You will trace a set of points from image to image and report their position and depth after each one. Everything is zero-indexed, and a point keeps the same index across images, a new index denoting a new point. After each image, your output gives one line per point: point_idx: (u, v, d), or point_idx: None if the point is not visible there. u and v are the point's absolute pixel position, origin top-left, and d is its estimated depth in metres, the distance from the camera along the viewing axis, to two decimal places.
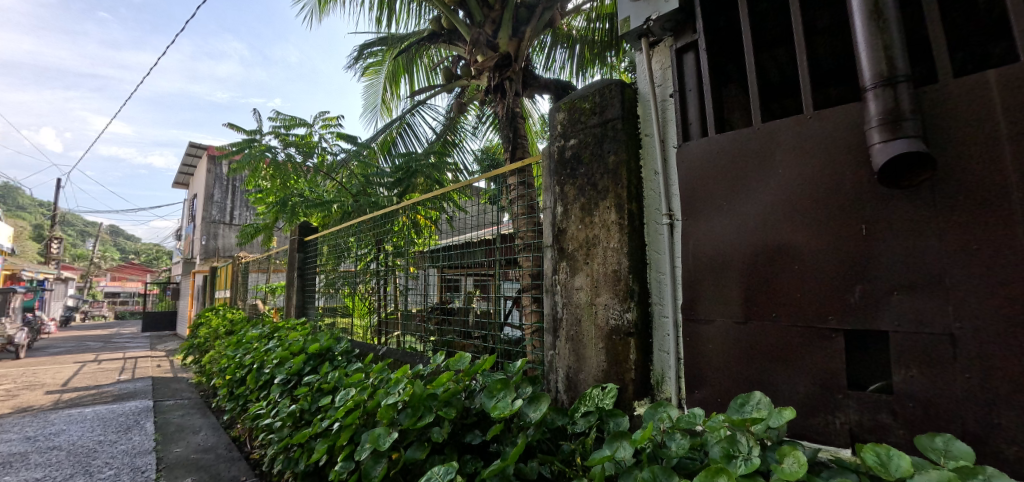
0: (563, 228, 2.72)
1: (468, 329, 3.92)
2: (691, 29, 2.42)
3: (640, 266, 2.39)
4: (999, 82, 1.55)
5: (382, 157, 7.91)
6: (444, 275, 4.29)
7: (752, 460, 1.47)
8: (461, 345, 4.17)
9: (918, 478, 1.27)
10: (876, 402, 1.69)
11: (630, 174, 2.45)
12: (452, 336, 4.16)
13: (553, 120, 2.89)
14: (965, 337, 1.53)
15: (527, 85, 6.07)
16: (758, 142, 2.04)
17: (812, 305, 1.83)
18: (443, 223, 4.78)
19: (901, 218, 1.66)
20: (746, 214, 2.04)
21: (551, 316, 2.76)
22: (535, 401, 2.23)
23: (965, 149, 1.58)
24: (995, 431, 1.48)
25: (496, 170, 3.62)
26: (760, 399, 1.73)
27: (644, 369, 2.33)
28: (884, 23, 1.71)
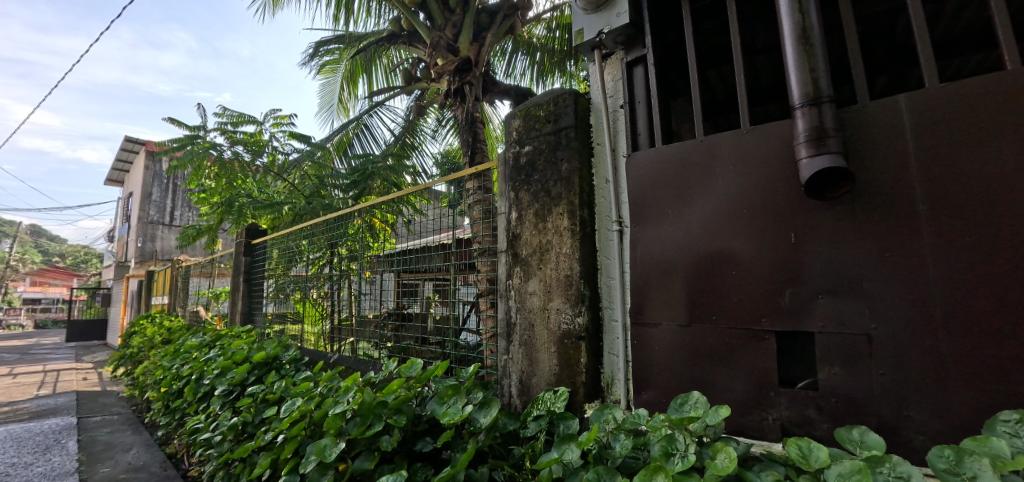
0: (517, 234, 2.74)
1: (425, 335, 3.85)
2: (641, 44, 2.52)
3: (591, 272, 2.45)
4: (908, 105, 1.71)
5: (337, 158, 7.67)
6: (401, 280, 4.31)
7: (688, 457, 1.53)
8: (418, 352, 4.07)
9: (834, 468, 1.36)
10: (804, 398, 1.81)
11: (583, 182, 2.52)
12: (407, 343, 4.04)
13: (509, 126, 2.92)
14: (880, 336, 1.68)
15: (487, 89, 6.08)
16: (701, 153, 2.15)
17: (748, 308, 1.94)
18: (401, 226, 4.71)
19: (825, 228, 1.80)
20: (690, 221, 2.14)
21: (506, 320, 2.78)
22: (486, 407, 2.23)
23: (878, 165, 1.74)
24: (905, 423, 1.62)
25: (454, 174, 3.60)
26: (698, 398, 1.81)
27: (595, 371, 2.38)
28: (812, 47, 1.86)
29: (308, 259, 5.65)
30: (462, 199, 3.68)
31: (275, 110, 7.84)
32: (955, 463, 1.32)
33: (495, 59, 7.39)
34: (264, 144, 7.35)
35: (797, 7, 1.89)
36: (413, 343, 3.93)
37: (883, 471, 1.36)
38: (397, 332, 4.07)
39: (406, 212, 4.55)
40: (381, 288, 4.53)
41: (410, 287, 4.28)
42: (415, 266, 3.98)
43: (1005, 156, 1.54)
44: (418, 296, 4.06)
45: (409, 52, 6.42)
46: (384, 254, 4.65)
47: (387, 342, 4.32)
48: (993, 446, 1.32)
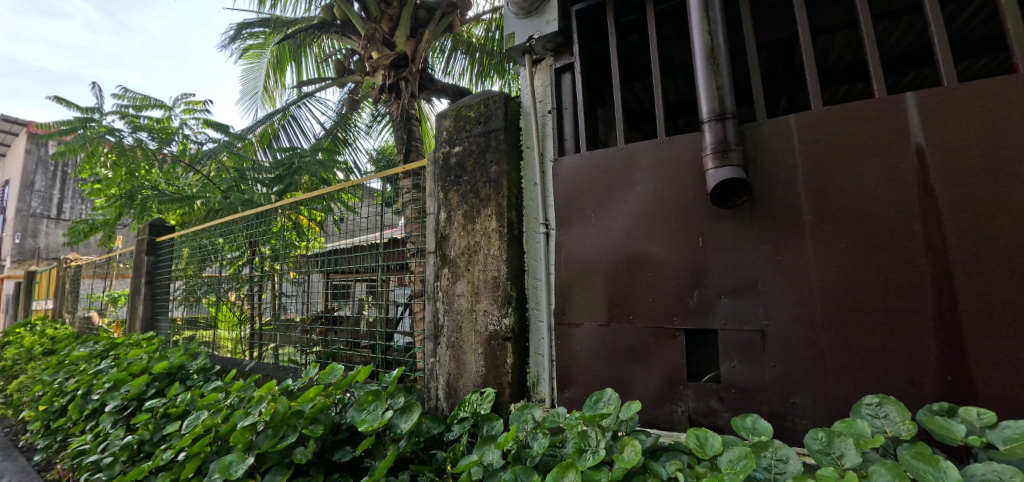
0: (445, 235, 2.71)
1: (356, 339, 3.71)
2: (568, 52, 2.60)
3: (518, 273, 2.48)
4: (797, 125, 1.91)
5: (260, 150, 7.12)
6: (331, 281, 4.10)
7: (599, 453, 1.59)
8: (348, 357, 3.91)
9: (726, 455, 1.48)
10: (708, 391, 1.95)
11: (511, 184, 2.54)
12: (337, 347, 3.88)
13: (440, 126, 2.89)
14: (772, 332, 1.85)
15: (424, 87, 5.97)
16: (621, 160, 2.25)
17: (661, 307, 2.07)
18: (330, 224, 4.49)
19: (728, 233, 1.96)
20: (611, 225, 2.23)
21: (433, 323, 2.74)
22: (407, 411, 2.17)
23: (772, 177, 1.93)
24: (792, 409, 1.80)
25: (387, 171, 3.48)
26: (611, 395, 1.89)
27: (521, 371, 2.40)
28: (718, 67, 2.02)
29: (225, 259, 5.19)
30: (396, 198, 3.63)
31: (188, 94, 7.15)
32: (826, 444, 1.47)
33: (433, 56, 7.25)
34: (174, 132, 6.64)
35: (706, 30, 2.05)
36: (342, 347, 3.74)
37: (766, 455, 1.49)
38: (323, 337, 3.84)
39: (335, 209, 4.33)
40: (307, 290, 4.25)
41: (340, 288, 4.08)
42: (344, 268, 3.81)
43: (873, 174, 1.77)
44: (350, 298, 3.88)
45: (341, 43, 6.12)
46: (312, 254, 4.38)
47: (312, 348, 4.07)
48: (857, 427, 1.48)
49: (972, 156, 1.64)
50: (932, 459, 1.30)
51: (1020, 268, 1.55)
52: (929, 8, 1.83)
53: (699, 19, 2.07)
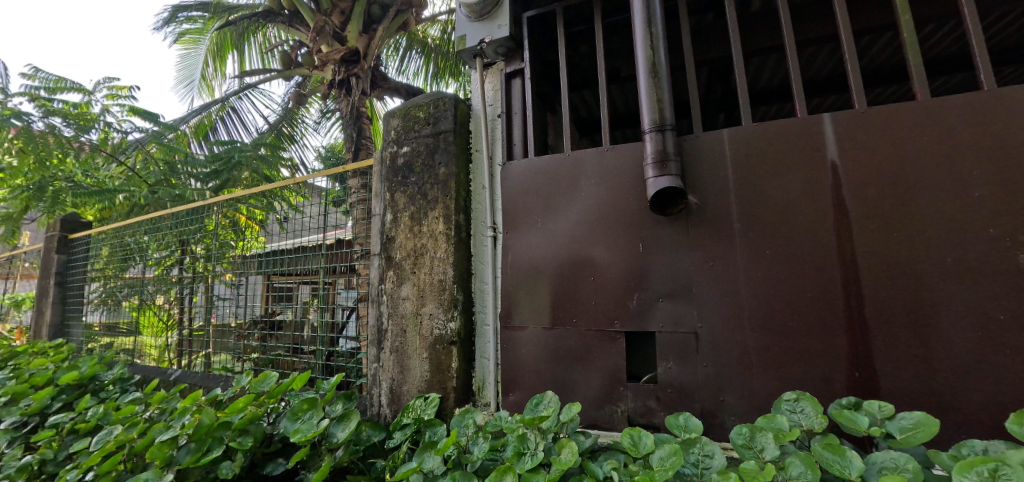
0: (390, 237, 2.65)
1: (298, 344, 3.53)
2: (519, 58, 2.63)
3: (464, 276, 2.46)
4: (730, 139, 2.03)
5: (194, 142, 6.56)
6: (272, 283, 3.93)
7: (537, 455, 1.61)
8: (288, 364, 3.73)
9: (657, 452, 1.52)
10: (646, 391, 2.03)
11: (459, 186, 2.53)
12: (277, 353, 3.68)
13: (387, 125, 2.82)
14: (705, 334, 1.95)
15: (376, 85, 5.80)
16: (567, 167, 2.29)
17: (602, 311, 2.12)
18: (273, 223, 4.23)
19: (666, 240, 2.05)
20: (556, 230, 2.27)
21: (376, 327, 2.66)
22: (345, 419, 2.09)
23: (707, 187, 2.03)
24: (721, 407, 1.90)
25: (335, 168, 3.34)
26: (551, 397, 1.91)
27: (466, 376, 2.39)
28: (660, 80, 2.11)
29: (152, 259, 4.79)
30: (347, 198, 3.57)
31: (111, 78, 6.54)
32: (749, 439, 1.55)
33: (387, 54, 7.07)
34: (93, 119, 6.07)
35: (648, 45, 2.14)
36: (283, 354, 3.54)
37: (694, 452, 1.54)
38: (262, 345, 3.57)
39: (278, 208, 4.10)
40: (246, 294, 4.16)
41: (282, 292, 3.96)
42: (286, 269, 3.62)
43: (794, 187, 1.91)
44: (293, 302, 3.77)
45: (288, 34, 5.83)
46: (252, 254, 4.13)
47: (249, 355, 3.88)
48: (777, 422, 1.58)
49: (878, 174, 1.81)
50: (840, 449, 1.41)
51: (915, 275, 1.73)
52: (843, 38, 2.00)
53: (642, 34, 2.16)
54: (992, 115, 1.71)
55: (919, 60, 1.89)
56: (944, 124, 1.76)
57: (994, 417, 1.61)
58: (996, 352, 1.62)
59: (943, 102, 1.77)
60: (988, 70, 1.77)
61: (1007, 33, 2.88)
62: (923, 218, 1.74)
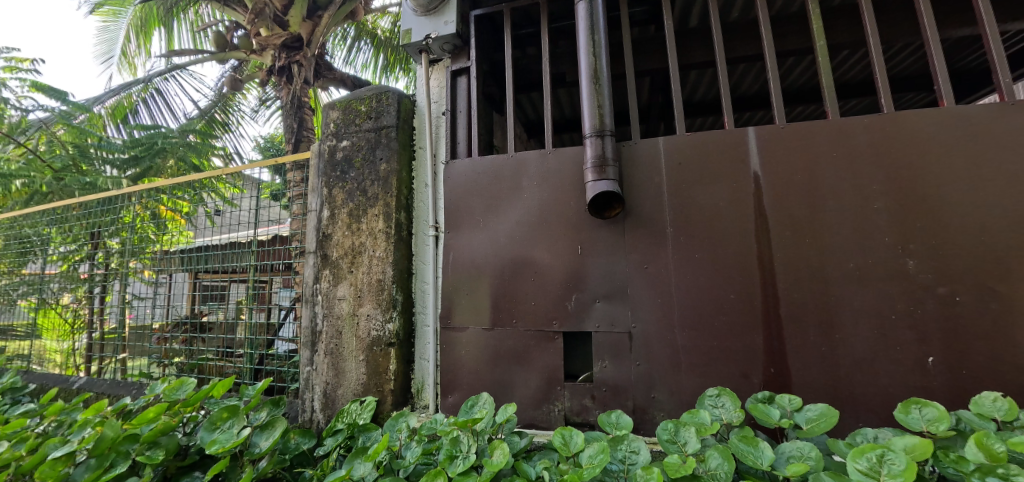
0: (327, 234, 2.53)
1: (225, 348, 3.32)
2: (465, 56, 2.61)
3: (404, 276, 2.42)
4: (665, 147, 2.12)
5: (110, 126, 5.81)
6: (199, 282, 3.65)
7: (469, 458, 1.60)
8: (217, 368, 3.50)
9: (587, 451, 1.55)
10: (582, 390, 2.08)
11: (401, 184, 2.47)
12: (205, 357, 3.43)
13: (326, 117, 2.70)
14: (638, 334, 2.03)
15: (320, 74, 5.53)
16: (510, 168, 2.30)
17: (541, 311, 2.15)
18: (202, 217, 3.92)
19: (603, 242, 2.11)
20: (499, 230, 2.27)
21: (309, 329, 2.52)
22: (269, 428, 1.98)
23: (643, 192, 2.11)
24: (652, 403, 1.99)
25: (272, 160, 3.16)
26: (486, 399, 1.90)
27: (404, 378, 2.35)
28: (601, 87, 2.16)
29: (56, 253, 4.29)
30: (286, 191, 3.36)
31: (9, 48, 5.79)
32: (673, 434, 1.59)
33: (333, 43, 6.74)
34: None
35: (591, 52, 2.18)
36: (212, 358, 3.33)
37: (621, 448, 1.58)
38: (187, 348, 3.35)
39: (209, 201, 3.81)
40: (169, 293, 3.83)
41: (211, 291, 3.68)
42: (217, 266, 3.38)
43: (721, 195, 2.03)
44: (225, 302, 3.55)
45: (223, 14, 5.40)
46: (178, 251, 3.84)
47: (171, 359, 3.58)
48: (699, 417, 1.65)
49: (794, 186, 1.97)
50: (754, 440, 1.50)
51: (824, 279, 1.89)
52: (767, 58, 2.14)
53: (585, 40, 2.20)
54: (889, 135, 1.91)
55: (831, 82, 2.06)
56: (850, 142, 1.94)
57: (886, 407, 1.79)
58: (889, 348, 1.81)
59: (850, 122, 1.95)
60: (887, 95, 1.96)
61: (905, 62, 3.21)
62: (831, 227, 1.91)
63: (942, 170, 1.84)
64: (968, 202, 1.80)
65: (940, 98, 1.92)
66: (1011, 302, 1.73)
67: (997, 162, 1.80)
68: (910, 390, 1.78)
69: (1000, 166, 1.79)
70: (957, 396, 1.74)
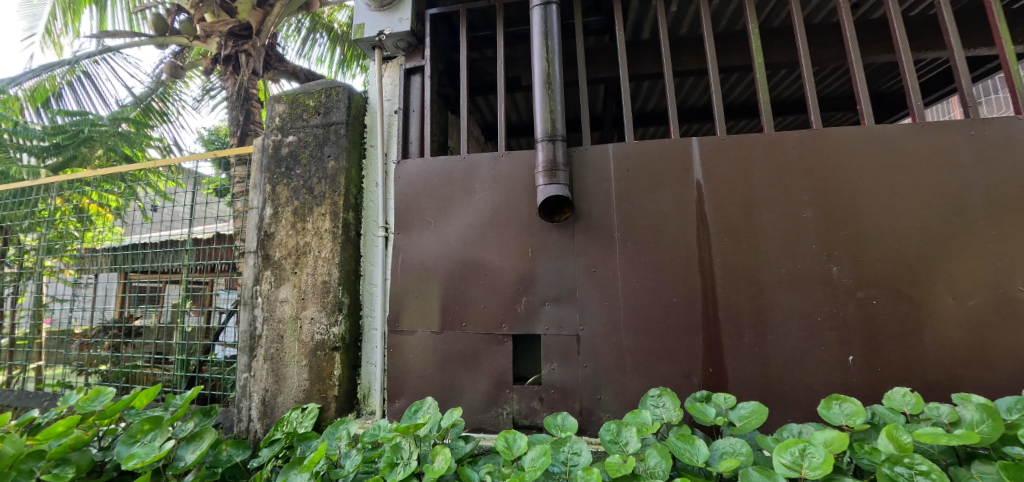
0: (269, 233, 2.40)
1: (158, 355, 3.08)
2: (420, 54, 2.57)
3: (351, 278, 2.35)
4: (614, 153, 2.18)
5: (28, 109, 4.62)
6: (130, 283, 3.37)
7: (410, 465, 1.56)
8: (148, 377, 3.25)
9: (529, 454, 1.55)
10: (531, 392, 2.09)
11: (350, 183, 2.40)
12: (134, 365, 3.18)
13: (271, 110, 2.57)
14: (585, 336, 2.07)
15: (270, 65, 5.26)
16: (462, 169, 2.28)
17: (491, 314, 2.14)
18: (135, 212, 3.64)
19: (553, 246, 2.14)
20: (450, 232, 2.24)
21: (247, 333, 2.38)
22: (196, 440, 1.87)
23: (593, 196, 2.16)
24: (598, 404, 2.03)
25: (215, 154, 2.97)
26: (431, 403, 1.86)
27: (350, 383, 2.29)
28: (553, 92, 2.19)
29: None
30: (230, 187, 3.36)
31: None
32: (616, 434, 1.63)
33: (284, 34, 6.35)
34: None
35: (544, 57, 2.21)
36: (142, 365, 3.09)
37: (564, 450, 1.59)
38: (112, 354, 3.08)
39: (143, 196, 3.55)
40: (94, 295, 3.52)
41: (143, 293, 3.41)
42: (150, 266, 3.13)
43: (666, 201, 2.11)
44: (158, 305, 3.30)
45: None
46: (105, 248, 3.53)
47: (95, 367, 3.28)
48: (641, 417, 1.70)
49: (732, 194, 2.07)
50: (690, 438, 1.56)
51: (758, 283, 2.00)
52: (711, 71, 2.24)
53: (539, 46, 2.23)
54: (817, 149, 2.05)
55: (767, 98, 2.19)
56: (783, 155, 2.07)
57: (811, 403, 1.92)
58: (815, 348, 1.94)
59: (783, 136, 2.08)
60: (816, 112, 2.10)
61: (834, 82, 3.47)
62: (765, 235, 2.02)
63: (861, 183, 2.00)
64: (883, 213, 1.96)
65: (862, 117, 2.08)
66: (918, 304, 1.90)
67: (908, 177, 1.97)
68: (833, 387, 1.92)
69: (910, 180, 1.97)
70: (872, 392, 1.88)
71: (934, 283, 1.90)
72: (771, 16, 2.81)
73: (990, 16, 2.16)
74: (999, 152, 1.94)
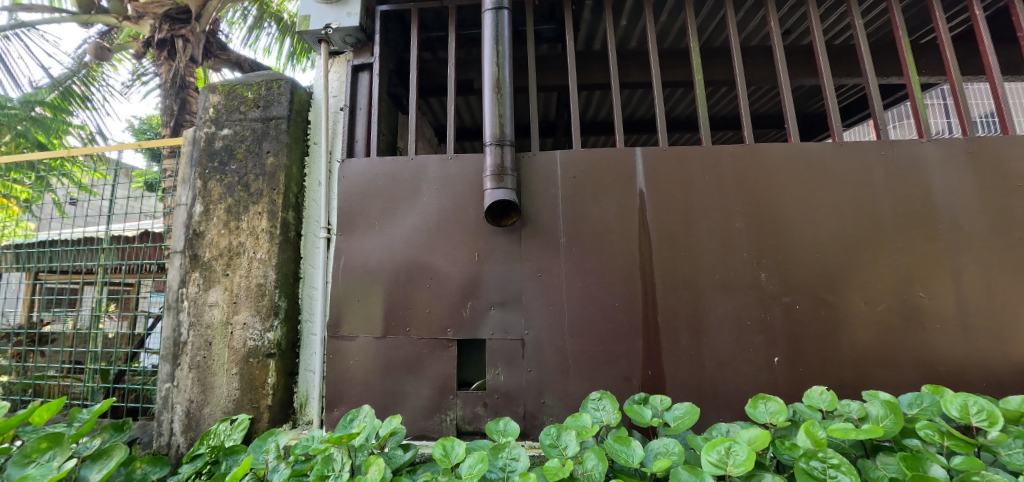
0: (198, 232, 2.25)
1: (74, 363, 2.81)
2: (369, 51, 2.50)
3: (289, 281, 2.24)
4: (562, 160, 2.22)
5: None
6: (42, 284, 3.05)
7: (342, 477, 1.50)
8: (60, 387, 2.94)
9: (467, 461, 1.53)
10: (475, 397, 2.08)
11: (290, 181, 2.29)
12: (44, 374, 2.87)
13: (205, 100, 2.41)
14: (530, 340, 2.08)
15: (210, 52, 4.94)
16: (410, 171, 2.24)
17: (436, 319, 2.11)
18: (49, 206, 3.30)
19: (500, 250, 2.14)
20: (395, 235, 2.19)
21: (171, 339, 2.21)
22: (103, 458, 1.71)
23: (540, 202, 2.18)
24: (542, 408, 2.05)
25: (145, 144, 2.76)
26: (368, 412, 1.80)
27: (286, 392, 2.18)
28: (503, 97, 2.20)
29: None
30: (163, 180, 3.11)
31: None
32: (555, 438, 1.64)
33: (228, 20, 5.99)
34: None
35: (495, 62, 2.21)
36: (53, 375, 2.80)
37: (503, 456, 1.58)
38: (17, 364, 2.76)
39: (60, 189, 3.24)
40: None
41: (58, 296, 3.09)
42: (66, 265, 2.85)
43: (610, 209, 2.17)
44: (75, 309, 3.00)
45: None
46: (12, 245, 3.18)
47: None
48: (581, 420, 1.73)
49: (672, 203, 2.16)
50: (626, 440, 1.60)
51: (695, 289, 2.10)
52: (655, 84, 2.33)
53: (490, 50, 2.23)
54: (749, 164, 2.18)
55: (705, 113, 2.31)
56: (719, 167, 2.19)
57: (740, 403, 2.03)
58: (744, 350, 2.06)
59: (718, 150, 2.20)
60: (749, 128, 2.23)
61: (768, 101, 3.72)
62: (701, 243, 2.12)
63: (787, 196, 2.15)
64: (806, 225, 2.12)
65: (789, 134, 2.23)
66: (835, 310, 2.06)
67: (827, 192, 2.14)
68: (760, 387, 2.04)
69: (829, 195, 2.14)
70: (794, 391, 2.02)
71: (848, 289, 2.07)
72: (712, 37, 2.97)
73: (900, 50, 2.38)
74: (906, 171, 2.14)
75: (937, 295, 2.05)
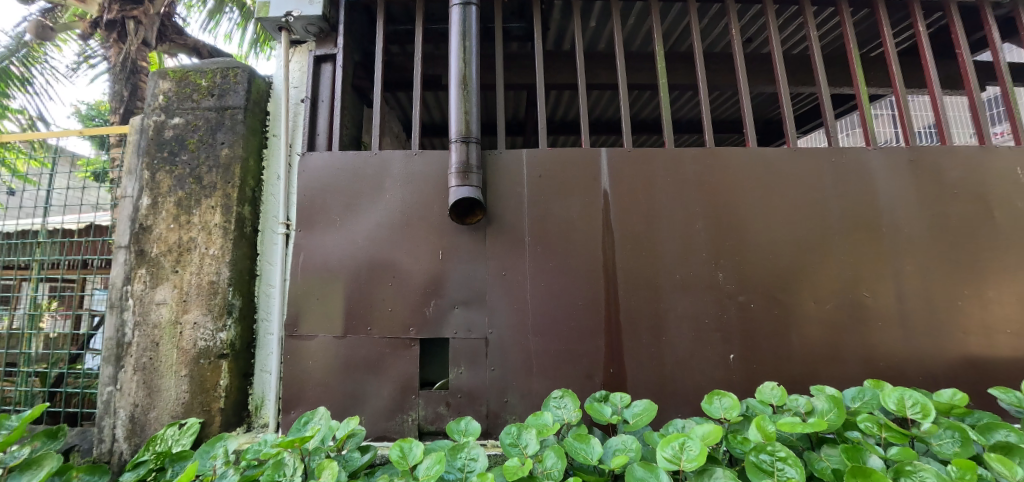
0: (145, 226, 2.13)
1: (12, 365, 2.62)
2: (332, 42, 2.43)
3: (244, 279, 2.15)
4: (528, 159, 2.22)
5: None
6: None
7: None
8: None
9: (425, 463, 1.51)
10: (438, 397, 2.06)
11: (247, 174, 2.20)
12: None
13: (154, 87, 2.28)
14: (494, 339, 2.08)
15: (165, 36, 4.68)
16: (373, 166, 2.19)
17: (399, 318, 2.08)
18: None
19: (464, 249, 2.12)
20: (357, 232, 2.13)
21: (114, 340, 2.08)
22: (33, 467, 1.60)
23: (506, 201, 2.18)
24: (505, 407, 2.05)
25: (91, 132, 2.59)
26: (324, 414, 1.75)
27: (240, 394, 2.10)
28: (469, 94, 2.18)
29: None
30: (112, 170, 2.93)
31: None
32: (516, 437, 1.64)
33: (186, 2, 5.68)
34: None
35: (462, 58, 2.19)
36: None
37: (461, 456, 1.57)
38: None
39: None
40: None
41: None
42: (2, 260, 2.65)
43: (575, 208, 2.19)
44: (12, 307, 2.80)
45: None
46: None
47: None
48: (542, 419, 1.74)
49: (634, 204, 2.20)
50: (585, 437, 1.62)
51: (656, 288, 2.14)
52: (621, 85, 2.36)
53: (457, 46, 2.20)
54: (708, 167, 2.25)
55: (668, 116, 2.36)
56: (680, 169, 2.24)
57: (697, 399, 2.09)
58: (701, 348, 2.12)
59: (680, 152, 2.25)
60: (709, 132, 2.30)
61: (729, 107, 3.85)
62: (662, 243, 2.17)
63: (744, 199, 2.22)
64: (761, 227, 2.20)
65: (746, 139, 2.31)
66: (786, 309, 2.15)
67: (781, 196, 2.23)
68: (716, 383, 2.11)
69: (782, 198, 2.23)
70: (747, 386, 2.10)
71: (798, 289, 2.17)
72: (677, 42, 3.04)
73: (851, 62, 2.50)
74: (853, 177, 2.25)
75: (878, 294, 2.17)
